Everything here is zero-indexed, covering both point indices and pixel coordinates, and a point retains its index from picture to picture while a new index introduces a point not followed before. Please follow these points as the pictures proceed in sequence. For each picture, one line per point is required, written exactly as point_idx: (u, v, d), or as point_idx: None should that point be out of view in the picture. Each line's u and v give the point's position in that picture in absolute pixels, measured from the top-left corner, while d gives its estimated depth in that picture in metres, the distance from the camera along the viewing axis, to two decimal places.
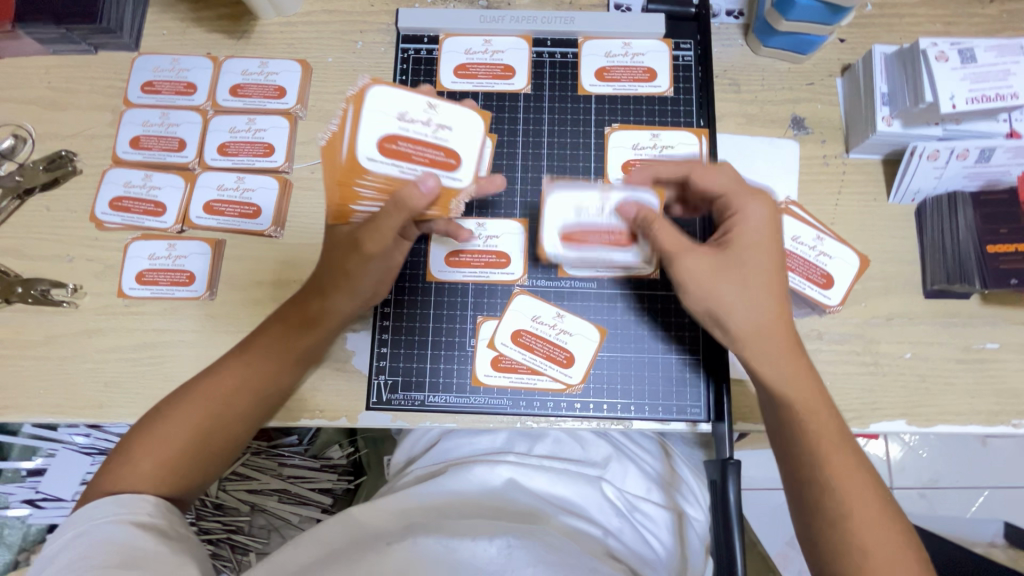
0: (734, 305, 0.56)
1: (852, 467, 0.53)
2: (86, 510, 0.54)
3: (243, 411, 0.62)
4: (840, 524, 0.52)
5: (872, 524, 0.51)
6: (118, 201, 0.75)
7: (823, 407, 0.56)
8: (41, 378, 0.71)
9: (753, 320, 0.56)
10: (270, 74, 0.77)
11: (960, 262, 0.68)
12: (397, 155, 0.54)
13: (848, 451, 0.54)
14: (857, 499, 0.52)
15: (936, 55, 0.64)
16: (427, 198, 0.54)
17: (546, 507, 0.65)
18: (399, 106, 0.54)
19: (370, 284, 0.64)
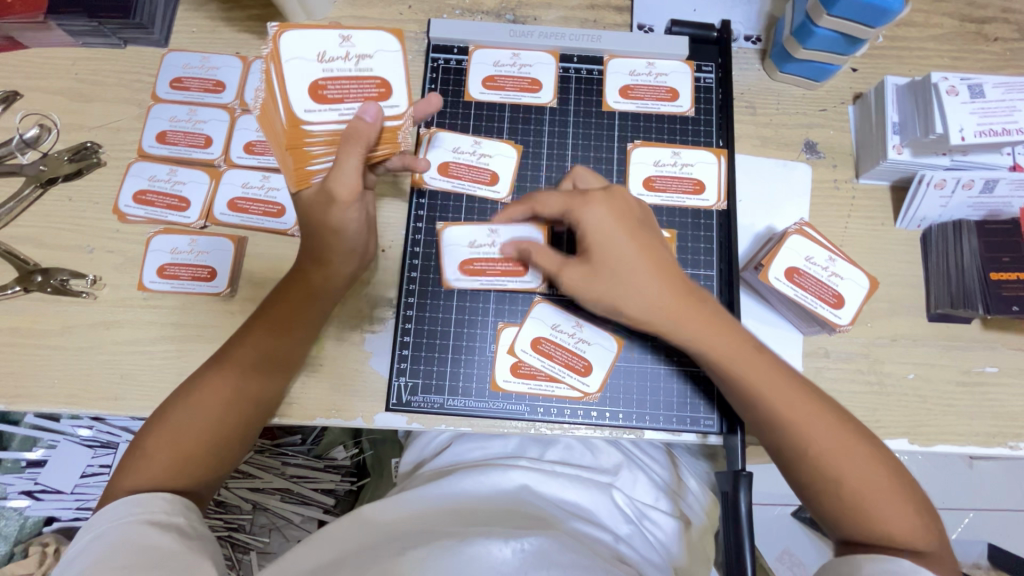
0: (637, 292, 0.59)
1: (824, 423, 0.57)
2: (105, 510, 0.54)
3: (255, 392, 0.63)
4: (813, 464, 0.57)
5: (843, 457, 0.56)
6: (142, 195, 0.75)
7: (750, 362, 0.59)
8: (56, 367, 0.71)
9: (653, 300, 0.59)
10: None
11: (964, 287, 0.71)
12: (330, 98, 0.58)
13: (795, 393, 0.59)
14: (820, 441, 0.57)
15: (947, 88, 0.67)
16: (373, 125, 0.57)
17: (558, 512, 0.67)
18: (314, 48, 0.56)
19: (357, 236, 0.64)
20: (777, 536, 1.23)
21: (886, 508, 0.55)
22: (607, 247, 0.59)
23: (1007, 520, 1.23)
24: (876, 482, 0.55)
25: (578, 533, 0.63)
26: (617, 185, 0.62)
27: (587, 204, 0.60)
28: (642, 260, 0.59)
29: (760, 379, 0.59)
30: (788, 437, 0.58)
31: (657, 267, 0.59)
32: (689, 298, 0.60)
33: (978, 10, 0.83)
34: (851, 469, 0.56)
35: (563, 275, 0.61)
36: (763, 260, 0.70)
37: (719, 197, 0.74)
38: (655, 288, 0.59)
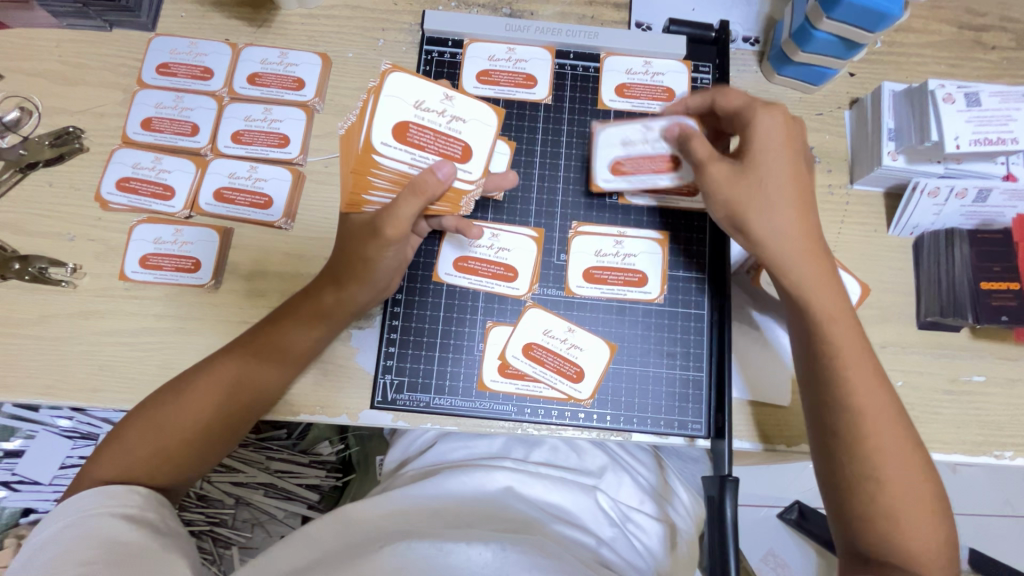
0: (776, 218, 0.59)
1: (883, 423, 0.56)
2: (77, 499, 0.52)
3: (252, 400, 0.62)
4: (863, 457, 0.55)
5: (885, 452, 0.55)
6: (125, 182, 0.74)
7: (846, 330, 0.58)
8: (33, 357, 0.69)
9: (785, 228, 0.59)
10: (289, 65, 0.77)
11: (954, 296, 0.71)
12: (410, 141, 0.61)
13: (874, 391, 0.56)
14: (880, 443, 0.55)
15: (944, 96, 0.67)
16: (443, 183, 0.59)
17: (542, 515, 0.66)
18: (416, 97, 0.61)
19: (387, 272, 0.64)
20: (763, 537, 1.24)
21: (914, 535, 0.53)
22: (762, 157, 0.59)
23: (989, 524, 1.24)
24: (917, 504, 0.54)
25: (562, 537, 0.63)
26: (788, 130, 0.60)
27: (761, 117, 0.60)
28: (810, 217, 0.60)
29: (845, 357, 0.57)
30: (848, 419, 0.56)
31: (798, 202, 0.59)
32: (834, 282, 0.59)
33: (977, 17, 0.82)
34: (895, 473, 0.55)
35: (709, 168, 0.61)
36: (755, 265, 0.70)
37: None
38: (796, 233, 0.59)
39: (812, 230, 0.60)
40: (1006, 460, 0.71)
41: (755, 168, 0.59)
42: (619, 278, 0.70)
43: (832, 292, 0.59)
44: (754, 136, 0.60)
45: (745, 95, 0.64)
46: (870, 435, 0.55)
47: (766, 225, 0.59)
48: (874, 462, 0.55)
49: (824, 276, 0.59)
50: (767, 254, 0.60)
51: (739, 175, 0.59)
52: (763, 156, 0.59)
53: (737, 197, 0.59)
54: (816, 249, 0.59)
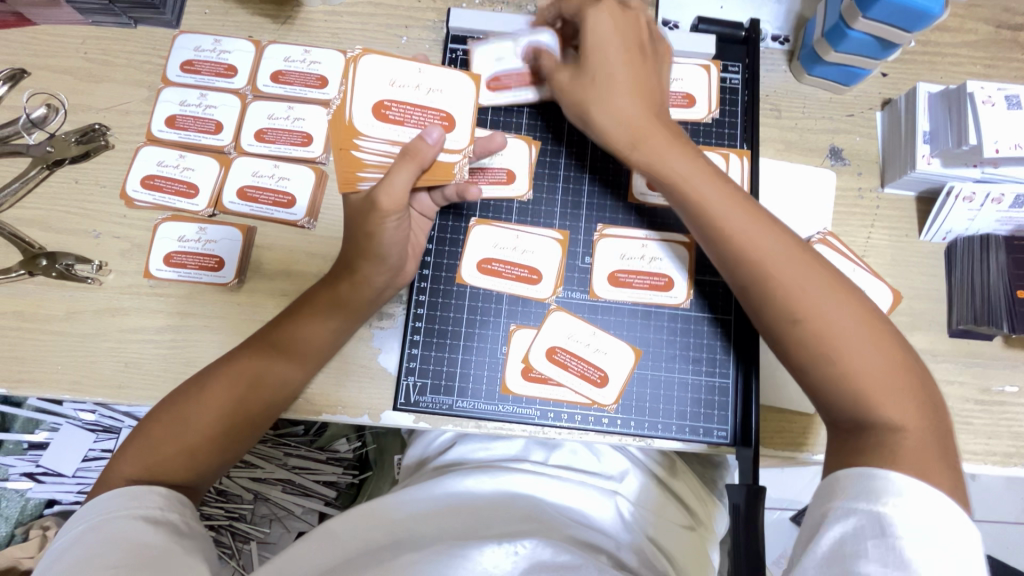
0: (618, 110, 0.62)
1: (822, 287, 0.54)
2: (101, 500, 0.53)
3: (271, 389, 0.62)
4: (786, 305, 0.55)
5: (813, 304, 0.54)
6: (150, 179, 0.74)
7: (767, 237, 0.57)
8: (59, 353, 0.70)
9: (630, 114, 0.62)
10: (431, 89, 0.61)
11: (988, 306, 0.69)
12: (392, 119, 0.60)
13: (815, 272, 0.55)
14: (812, 302, 0.54)
15: (983, 98, 0.65)
16: (435, 147, 0.57)
17: (561, 518, 0.65)
18: (388, 73, 0.60)
19: (394, 246, 0.62)
20: (774, 539, 1.23)
21: (870, 374, 0.51)
22: (606, 40, 0.62)
23: (1007, 532, 1.22)
24: (869, 343, 0.52)
25: (581, 541, 0.62)
26: (626, 19, 0.63)
27: (594, 10, 0.63)
28: (638, 73, 0.63)
29: (776, 259, 0.56)
30: (755, 274, 0.56)
31: (639, 89, 0.63)
32: (693, 155, 0.61)
33: (1016, 16, 0.80)
34: (834, 317, 0.53)
35: (557, 78, 0.66)
36: None
37: None
38: (636, 108, 0.62)
39: (651, 100, 0.63)
40: None
41: (598, 63, 0.63)
42: (645, 282, 0.69)
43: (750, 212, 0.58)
44: (591, 33, 0.63)
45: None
46: (799, 301, 0.54)
47: (611, 115, 0.63)
48: (799, 306, 0.54)
49: (688, 154, 0.61)
50: (639, 157, 0.62)
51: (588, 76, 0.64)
52: (609, 47, 0.62)
53: (578, 105, 0.65)
54: (664, 129, 0.62)
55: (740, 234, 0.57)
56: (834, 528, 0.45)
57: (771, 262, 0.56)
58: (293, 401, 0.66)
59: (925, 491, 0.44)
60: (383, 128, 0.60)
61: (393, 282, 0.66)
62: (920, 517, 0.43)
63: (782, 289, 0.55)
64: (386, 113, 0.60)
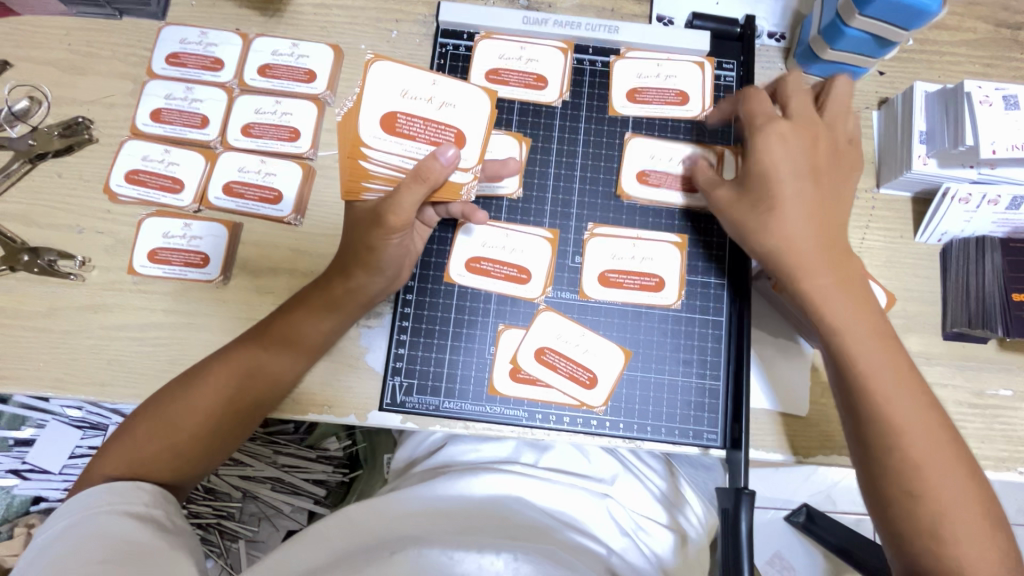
0: (785, 227, 0.58)
1: (933, 446, 0.53)
2: (81, 497, 0.52)
3: (261, 391, 0.61)
4: (902, 472, 0.53)
5: (933, 471, 0.53)
6: (134, 174, 0.73)
7: (905, 397, 0.54)
8: (41, 350, 0.68)
9: (797, 237, 0.58)
10: (443, 104, 0.59)
11: (983, 307, 0.69)
12: (400, 132, 0.58)
13: (944, 438, 0.54)
14: (936, 470, 0.53)
15: (980, 98, 0.64)
16: (446, 168, 0.56)
17: (550, 521, 0.64)
18: (400, 84, 0.58)
19: (394, 260, 0.62)
20: (769, 540, 1.23)
21: (959, 533, 0.51)
22: (764, 171, 0.60)
23: None
24: (961, 506, 0.52)
25: (571, 543, 0.61)
26: (813, 117, 0.62)
27: (764, 124, 0.61)
28: (807, 187, 0.59)
29: (912, 418, 0.54)
30: (887, 432, 0.54)
31: (815, 212, 0.58)
32: (868, 303, 0.57)
33: (1015, 14, 0.79)
34: (950, 485, 0.52)
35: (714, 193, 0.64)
36: None
37: None
38: (810, 224, 0.58)
39: (825, 226, 0.59)
40: None
41: (766, 186, 0.59)
42: (636, 282, 0.69)
43: (879, 366, 0.55)
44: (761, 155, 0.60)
45: (765, 104, 0.63)
46: (918, 462, 0.53)
47: (781, 234, 0.58)
48: (927, 478, 0.53)
49: (849, 287, 0.57)
50: (816, 292, 0.57)
51: (749, 196, 0.61)
52: (767, 171, 0.59)
53: (749, 224, 0.60)
54: (840, 271, 0.58)
55: (890, 402, 0.54)
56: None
57: (901, 421, 0.54)
58: (281, 402, 0.65)
59: None
60: (391, 141, 0.58)
61: (386, 289, 0.65)
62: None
63: (908, 451, 0.53)
64: (395, 125, 0.58)
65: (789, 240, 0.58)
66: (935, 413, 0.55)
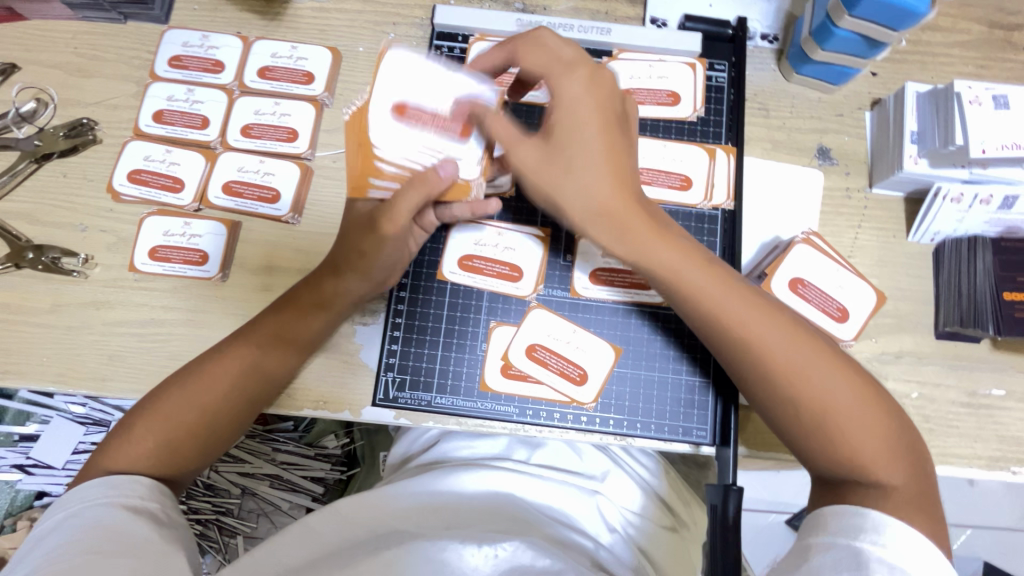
0: (587, 182, 0.56)
1: (795, 346, 0.53)
2: (79, 491, 0.53)
3: (255, 389, 0.63)
4: (776, 385, 0.53)
5: (801, 368, 0.52)
6: (137, 174, 0.74)
7: (751, 309, 0.54)
8: (44, 345, 0.70)
9: (601, 197, 0.56)
10: (453, 94, 0.59)
11: (975, 307, 0.69)
12: (407, 123, 0.59)
13: (795, 335, 0.54)
14: (800, 370, 0.52)
15: (969, 98, 0.64)
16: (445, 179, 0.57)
17: (540, 516, 0.65)
18: (412, 79, 0.59)
19: (386, 263, 0.64)
20: (767, 543, 1.22)
21: (846, 430, 0.50)
22: (562, 118, 0.56)
23: (1002, 538, 1.20)
24: (839, 398, 0.51)
25: (560, 539, 0.62)
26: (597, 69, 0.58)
27: (564, 75, 0.57)
28: (606, 131, 0.56)
29: (751, 321, 0.54)
30: (755, 362, 0.54)
31: (611, 155, 0.56)
32: (674, 238, 0.58)
33: (1008, 16, 0.79)
34: (817, 379, 0.52)
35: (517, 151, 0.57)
36: (766, 269, 0.69)
37: (728, 197, 0.71)
38: (608, 175, 0.56)
39: (590, 153, 0.56)
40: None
41: (563, 143, 0.56)
42: (625, 280, 0.69)
43: (717, 282, 0.56)
44: (553, 103, 0.57)
45: (541, 55, 0.58)
46: (780, 366, 0.53)
47: (583, 190, 0.56)
48: (804, 384, 0.52)
49: (658, 229, 0.57)
50: (607, 237, 0.58)
51: (555, 157, 0.56)
52: (568, 126, 0.56)
53: (551, 182, 0.57)
54: (643, 213, 0.57)
55: (733, 313, 0.55)
56: (817, 560, 0.44)
57: (753, 334, 0.54)
58: (274, 400, 0.66)
59: (911, 534, 0.43)
60: (400, 136, 0.59)
61: (377, 290, 0.67)
62: (908, 561, 0.42)
63: (774, 366, 0.53)
64: (404, 118, 0.59)
65: (592, 188, 0.56)
66: (774, 311, 0.55)
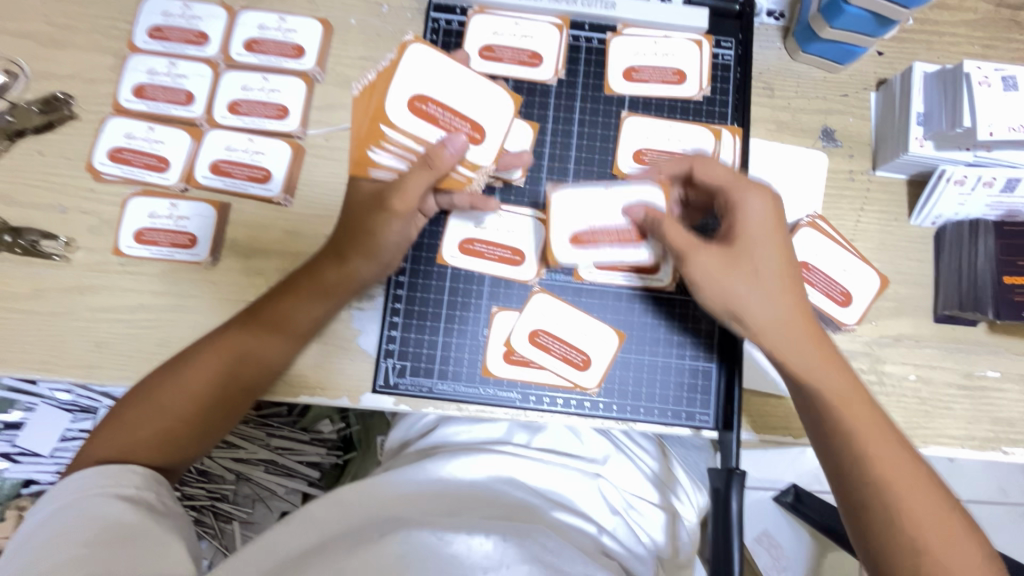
0: (764, 297, 0.56)
1: (903, 465, 0.53)
2: (72, 481, 0.51)
3: (252, 375, 0.61)
4: (882, 504, 0.52)
5: (905, 495, 0.52)
6: (118, 152, 0.71)
7: (872, 428, 0.54)
8: (26, 332, 0.67)
9: (781, 311, 0.56)
10: (469, 100, 0.63)
11: (975, 291, 0.68)
12: (422, 113, 0.62)
13: (898, 456, 0.53)
14: (906, 496, 0.52)
15: (979, 79, 0.63)
16: (454, 156, 0.60)
17: (540, 501, 0.65)
18: (434, 73, 0.62)
19: (392, 249, 0.63)
20: (757, 520, 1.25)
21: (947, 556, 0.50)
22: (748, 231, 0.57)
23: (982, 512, 1.24)
24: (940, 528, 0.51)
25: (560, 524, 0.62)
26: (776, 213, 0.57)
27: (745, 194, 0.58)
28: (794, 270, 0.57)
29: (869, 441, 0.54)
30: (857, 458, 0.54)
31: (792, 286, 0.57)
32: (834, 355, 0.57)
33: None
34: (921, 506, 0.51)
35: (693, 257, 0.57)
36: None
37: (734, 177, 0.70)
38: (790, 298, 0.56)
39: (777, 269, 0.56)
40: (1015, 456, 0.70)
41: (747, 251, 0.56)
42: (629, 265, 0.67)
43: (858, 411, 0.55)
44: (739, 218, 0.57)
45: (728, 171, 0.59)
46: (885, 482, 0.52)
47: (762, 307, 0.56)
48: (892, 498, 0.52)
49: (823, 345, 0.57)
50: (779, 349, 0.56)
51: (733, 262, 0.56)
52: (754, 237, 0.56)
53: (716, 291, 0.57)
54: (810, 321, 0.57)
55: (846, 434, 0.54)
56: None
57: (864, 447, 0.53)
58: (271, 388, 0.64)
59: None
60: (411, 117, 0.62)
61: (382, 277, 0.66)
62: None
63: (881, 477, 0.52)
64: (419, 107, 0.62)
65: (746, 302, 0.56)
66: (896, 437, 0.55)
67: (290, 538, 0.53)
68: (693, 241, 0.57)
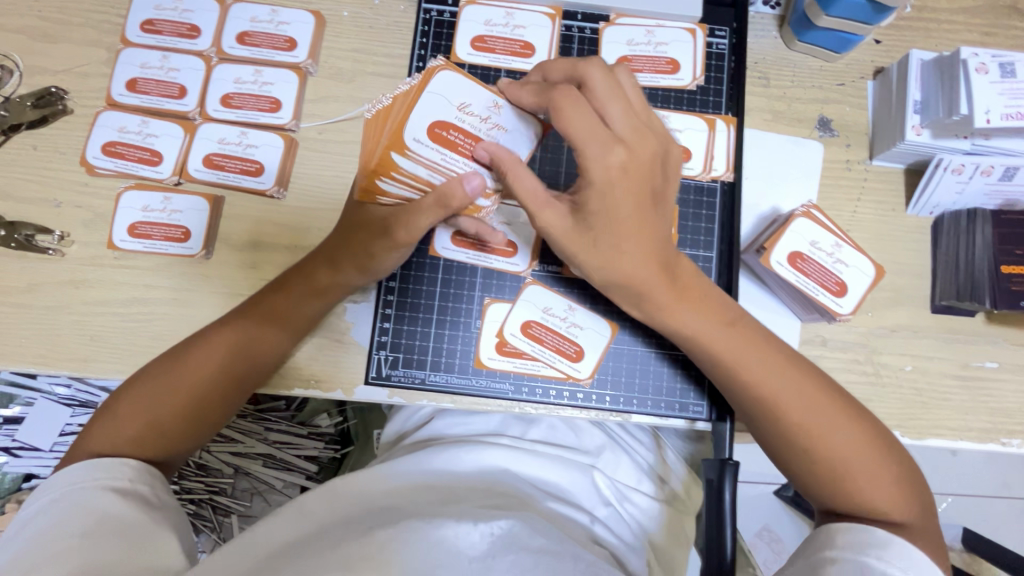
0: (620, 257, 0.53)
1: (790, 381, 0.55)
2: (65, 473, 0.52)
3: (244, 374, 0.61)
4: (782, 427, 0.55)
5: (795, 410, 0.54)
6: (111, 146, 0.71)
7: (748, 349, 0.56)
8: (21, 325, 0.68)
9: (639, 255, 0.53)
10: (495, 127, 0.61)
11: (972, 279, 0.68)
12: (443, 141, 0.60)
13: (781, 369, 0.56)
14: (795, 412, 0.54)
15: (976, 66, 0.63)
16: (469, 198, 0.57)
17: (533, 491, 0.65)
18: (461, 99, 0.61)
19: (389, 266, 0.64)
20: (756, 513, 1.24)
21: (841, 453, 0.53)
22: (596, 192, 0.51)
23: (982, 505, 1.23)
24: (830, 429, 0.54)
25: (553, 513, 0.62)
26: (638, 124, 0.52)
27: (600, 151, 0.50)
28: (644, 205, 0.52)
29: (752, 367, 0.56)
30: (748, 393, 0.56)
31: (641, 228, 0.53)
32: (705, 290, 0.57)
33: None
34: (811, 416, 0.54)
35: (540, 216, 0.54)
36: (765, 243, 0.67)
37: (728, 167, 0.70)
38: (642, 241, 0.53)
39: (654, 218, 0.53)
40: (1014, 447, 0.69)
41: (593, 217, 0.52)
42: None
43: (735, 338, 0.56)
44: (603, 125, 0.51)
45: (587, 116, 0.50)
46: (774, 404, 0.55)
47: (616, 266, 0.54)
48: (786, 417, 0.55)
49: (687, 293, 0.56)
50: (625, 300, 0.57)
51: (587, 231, 0.53)
52: (606, 206, 0.51)
53: (575, 252, 0.54)
54: (666, 276, 0.55)
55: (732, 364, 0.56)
56: None
57: (749, 373, 0.56)
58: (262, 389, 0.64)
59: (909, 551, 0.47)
60: (430, 147, 0.60)
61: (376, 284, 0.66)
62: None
63: (771, 403, 0.55)
64: (440, 133, 0.60)
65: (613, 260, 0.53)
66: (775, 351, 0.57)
67: (277, 522, 0.53)
68: (544, 197, 0.54)
